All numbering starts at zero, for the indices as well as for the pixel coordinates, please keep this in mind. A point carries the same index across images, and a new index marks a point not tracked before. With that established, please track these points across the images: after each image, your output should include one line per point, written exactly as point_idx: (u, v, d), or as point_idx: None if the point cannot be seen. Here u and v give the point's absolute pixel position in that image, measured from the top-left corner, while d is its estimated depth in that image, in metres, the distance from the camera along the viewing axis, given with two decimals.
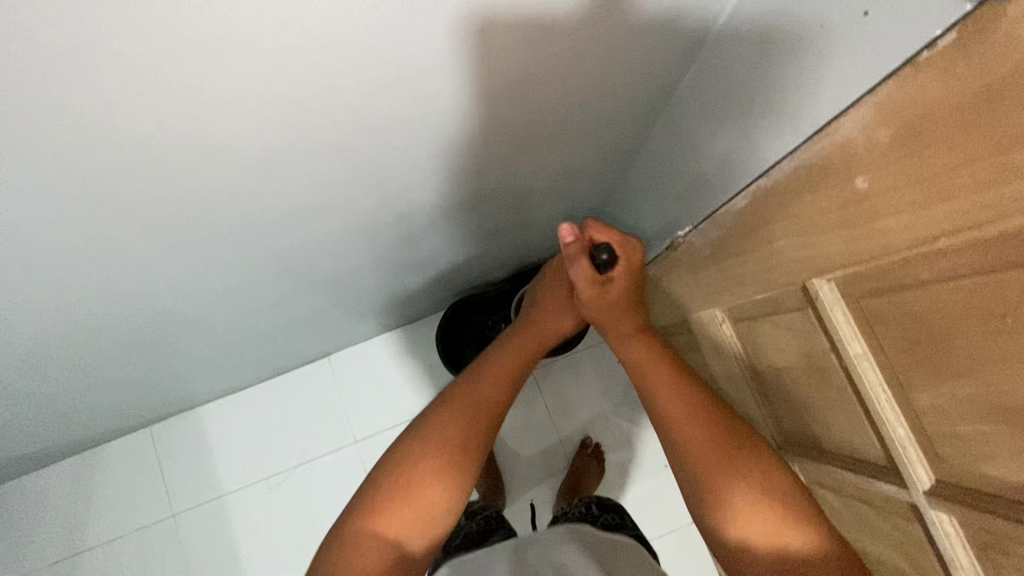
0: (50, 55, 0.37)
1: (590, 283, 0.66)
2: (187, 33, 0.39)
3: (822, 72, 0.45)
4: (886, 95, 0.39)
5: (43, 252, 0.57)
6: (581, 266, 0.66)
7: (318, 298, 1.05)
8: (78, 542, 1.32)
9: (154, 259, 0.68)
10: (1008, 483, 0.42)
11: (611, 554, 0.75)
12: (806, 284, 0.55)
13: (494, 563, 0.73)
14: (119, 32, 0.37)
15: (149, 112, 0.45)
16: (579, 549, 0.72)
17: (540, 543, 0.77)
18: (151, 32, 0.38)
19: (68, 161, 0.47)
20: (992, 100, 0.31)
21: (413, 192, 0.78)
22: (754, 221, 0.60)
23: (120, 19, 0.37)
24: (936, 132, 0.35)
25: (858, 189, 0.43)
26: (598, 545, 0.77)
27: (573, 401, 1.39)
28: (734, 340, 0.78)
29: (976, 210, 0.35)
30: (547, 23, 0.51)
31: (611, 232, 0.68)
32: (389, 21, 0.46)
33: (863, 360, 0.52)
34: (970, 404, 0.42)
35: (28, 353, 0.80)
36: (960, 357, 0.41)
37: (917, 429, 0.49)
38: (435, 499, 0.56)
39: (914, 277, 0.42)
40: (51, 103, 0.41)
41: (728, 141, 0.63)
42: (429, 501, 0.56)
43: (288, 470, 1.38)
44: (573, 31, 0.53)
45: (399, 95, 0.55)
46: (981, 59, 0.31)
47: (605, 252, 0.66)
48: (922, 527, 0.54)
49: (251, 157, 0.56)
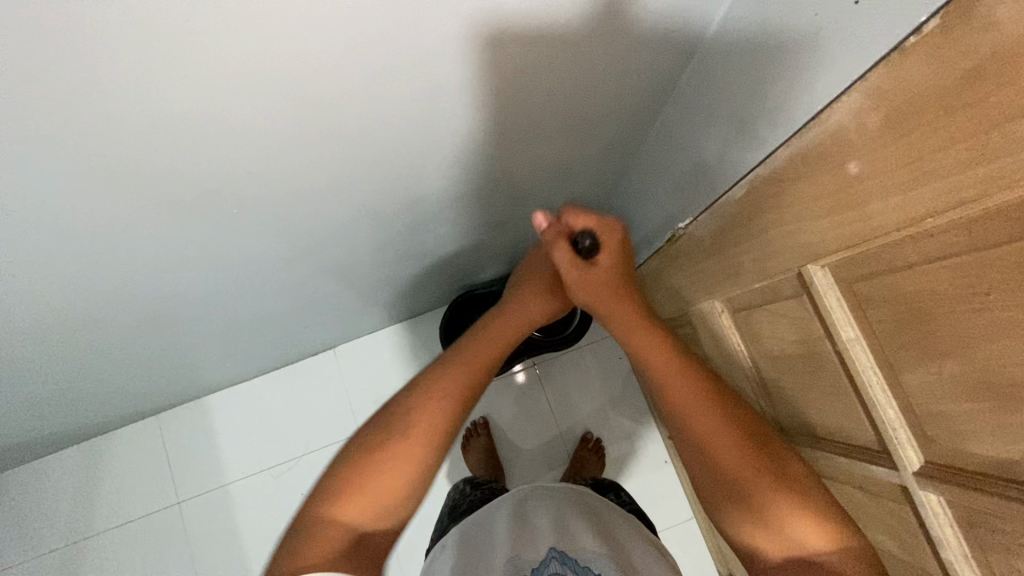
0: (88, 47, 0.40)
1: (572, 265, 0.65)
2: (215, 26, 0.42)
3: (815, 62, 0.47)
4: (876, 81, 0.40)
5: (62, 232, 0.60)
6: (561, 250, 0.65)
7: (323, 289, 1.08)
8: (86, 527, 1.35)
9: (167, 243, 0.70)
10: (995, 460, 0.43)
11: (609, 517, 0.77)
12: (801, 270, 0.56)
13: (497, 522, 0.74)
14: (150, 25, 0.40)
15: (172, 98, 0.48)
16: (580, 513, 0.74)
17: (540, 504, 0.77)
18: (180, 24, 0.41)
19: (91, 144, 0.49)
20: (974, 81, 0.33)
21: (418, 185, 0.80)
22: (751, 211, 0.62)
23: (154, 13, 0.40)
24: (922, 114, 0.37)
25: (851, 174, 0.45)
26: (598, 509, 0.78)
27: (576, 394, 1.40)
28: (732, 330, 0.79)
29: (959, 190, 0.36)
30: (555, 25, 0.54)
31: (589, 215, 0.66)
32: (400, 20, 0.48)
33: (857, 344, 0.53)
34: (957, 383, 0.43)
35: (44, 334, 0.83)
36: (947, 337, 0.43)
37: (906, 411, 0.50)
38: (394, 482, 0.58)
39: (903, 258, 0.44)
40: (77, 89, 0.43)
41: (725, 134, 0.64)
42: (385, 487, 0.58)
43: (291, 460, 1.41)
44: (576, 32, 0.56)
45: (412, 90, 0.58)
46: (963, 42, 0.33)
47: (587, 239, 0.66)
48: (913, 508, 0.55)
49: (265, 142, 0.58)
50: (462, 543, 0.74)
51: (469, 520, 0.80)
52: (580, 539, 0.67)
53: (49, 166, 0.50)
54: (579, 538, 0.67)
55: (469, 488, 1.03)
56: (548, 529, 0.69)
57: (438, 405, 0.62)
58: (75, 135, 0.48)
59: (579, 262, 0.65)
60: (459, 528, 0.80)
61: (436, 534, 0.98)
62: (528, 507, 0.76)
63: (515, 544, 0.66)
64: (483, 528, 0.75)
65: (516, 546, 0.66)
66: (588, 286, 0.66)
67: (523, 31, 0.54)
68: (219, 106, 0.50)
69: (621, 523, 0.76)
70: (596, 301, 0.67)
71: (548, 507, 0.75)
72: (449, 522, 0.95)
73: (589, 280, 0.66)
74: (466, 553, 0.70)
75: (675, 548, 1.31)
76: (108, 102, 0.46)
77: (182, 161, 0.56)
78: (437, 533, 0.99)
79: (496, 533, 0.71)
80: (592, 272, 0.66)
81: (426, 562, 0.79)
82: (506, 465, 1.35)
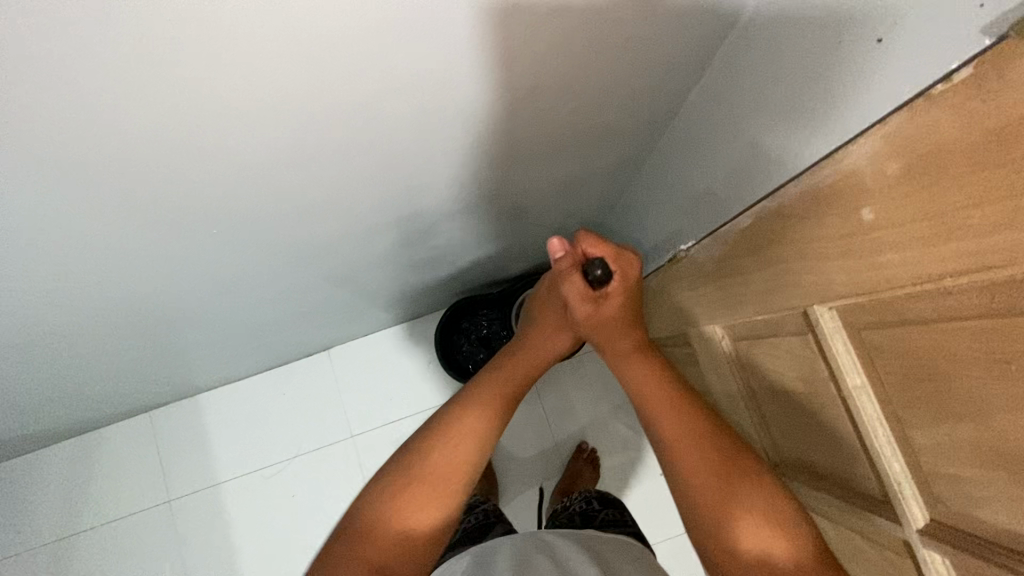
0: (56, 49, 0.37)
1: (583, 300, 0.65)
2: (197, 26, 0.39)
3: (836, 91, 0.43)
4: (897, 126, 0.37)
5: (37, 237, 0.58)
6: (574, 283, 0.65)
7: (318, 292, 1.05)
8: (76, 522, 1.34)
9: (150, 247, 0.68)
10: (1004, 530, 0.40)
11: (609, 552, 0.75)
12: (807, 309, 0.53)
13: (497, 558, 0.72)
14: (124, 24, 0.37)
15: (142, 105, 0.45)
16: (580, 551, 0.73)
17: (546, 545, 0.75)
18: (155, 22, 0.38)
19: (72, 152, 0.47)
20: (1002, 141, 0.30)
21: (416, 190, 0.78)
22: (757, 241, 0.59)
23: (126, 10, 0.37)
24: (946, 169, 0.34)
25: (864, 221, 0.42)
26: (599, 546, 0.77)
27: (574, 403, 1.38)
28: (733, 358, 0.76)
29: (983, 254, 0.33)
30: (568, 22, 0.50)
31: (605, 246, 0.64)
32: (401, 16, 0.45)
33: (862, 393, 0.50)
34: (968, 447, 0.41)
35: (28, 335, 0.81)
36: (960, 399, 0.40)
37: (912, 466, 0.48)
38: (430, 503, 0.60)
39: (916, 313, 0.41)
40: (51, 95, 0.41)
41: (735, 153, 0.61)
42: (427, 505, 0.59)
43: (284, 460, 1.39)
44: (591, 31, 0.53)
45: (413, 90, 0.55)
46: (998, 98, 0.30)
47: (599, 268, 0.63)
48: (912, 561, 0.53)
49: (251, 149, 0.56)
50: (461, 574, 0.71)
51: (473, 553, 0.78)
52: (580, 571, 0.66)
53: (19, 175, 0.48)
54: (579, 570, 0.66)
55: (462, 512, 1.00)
56: (548, 563, 0.68)
57: (451, 467, 0.61)
58: (50, 143, 0.45)
59: (588, 294, 0.65)
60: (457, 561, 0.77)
61: None
62: (534, 547, 0.74)
63: (515, 574, 0.66)
64: (484, 562, 0.73)
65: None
66: (594, 318, 0.67)
67: (533, 30, 0.51)
68: (203, 112, 0.48)
69: (622, 557, 0.75)
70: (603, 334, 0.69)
71: (553, 548, 0.74)
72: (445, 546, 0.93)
73: (596, 314, 0.67)
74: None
75: (668, 561, 1.30)
76: (85, 112, 0.43)
77: (159, 170, 0.54)
78: None
79: (496, 567, 0.69)
80: (600, 305, 0.66)
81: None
82: (501, 476, 1.33)
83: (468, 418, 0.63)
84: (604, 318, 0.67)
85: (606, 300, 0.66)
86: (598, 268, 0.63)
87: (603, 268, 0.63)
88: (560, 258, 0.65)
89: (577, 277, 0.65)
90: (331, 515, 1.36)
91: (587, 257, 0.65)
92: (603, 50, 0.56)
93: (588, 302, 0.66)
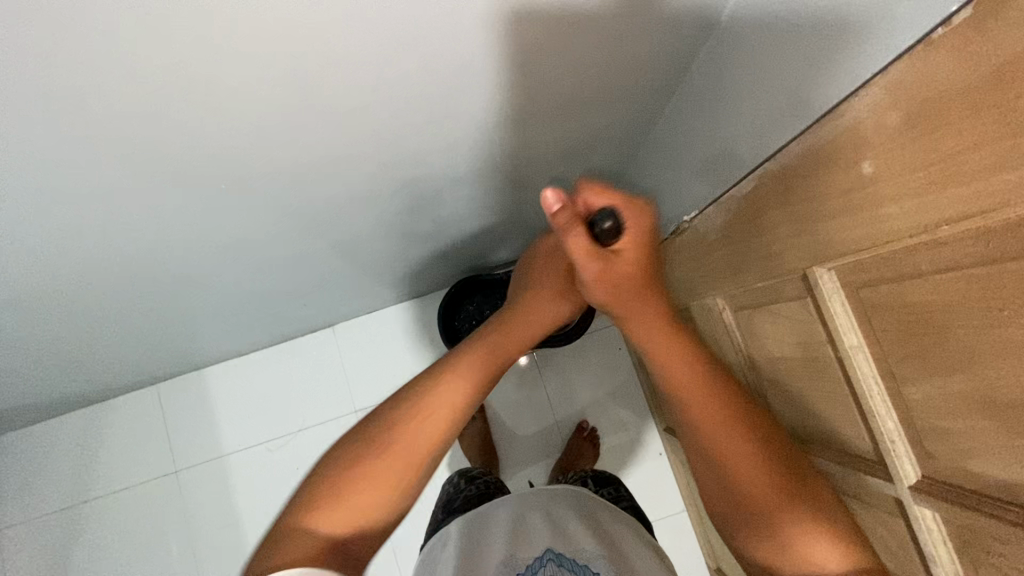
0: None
1: (589, 259, 0.53)
2: None
3: (836, 48, 0.44)
4: (898, 74, 0.38)
5: (52, 205, 0.59)
6: (576, 238, 0.53)
7: (322, 267, 1.06)
8: (85, 492, 1.37)
9: (161, 217, 0.69)
10: (995, 480, 0.41)
11: (607, 520, 0.75)
12: (806, 272, 0.54)
13: (494, 523, 0.73)
14: None
15: (150, 59, 0.44)
16: (579, 517, 0.72)
17: (540, 504, 0.75)
18: None
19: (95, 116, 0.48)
20: (1000, 82, 0.30)
21: (422, 164, 0.78)
22: (759, 206, 0.59)
23: None
24: (945, 114, 0.34)
25: (863, 174, 0.42)
26: (597, 513, 0.76)
27: (576, 383, 1.39)
28: (734, 329, 0.77)
29: (980, 198, 0.34)
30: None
31: (611, 195, 0.54)
32: (415, 6, 0.48)
33: (858, 352, 0.51)
34: (961, 399, 0.41)
35: (40, 303, 0.82)
36: (953, 351, 0.41)
37: (906, 423, 0.48)
38: (378, 484, 0.52)
39: (913, 266, 0.41)
40: (84, 59, 0.42)
41: (737, 121, 0.61)
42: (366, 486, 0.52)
43: (288, 435, 1.41)
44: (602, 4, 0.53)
45: (425, 62, 0.55)
46: (995, 38, 0.30)
47: (606, 220, 0.53)
48: (904, 520, 0.54)
49: (261, 117, 0.56)
50: (459, 540, 0.72)
51: (467, 517, 0.78)
52: (575, 533, 0.68)
53: (45, 138, 0.49)
54: (577, 538, 0.66)
55: (463, 482, 1.01)
56: (544, 527, 0.69)
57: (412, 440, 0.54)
58: (58, 101, 0.45)
59: (596, 252, 0.54)
60: (454, 527, 0.77)
61: (430, 527, 0.97)
62: (530, 508, 0.75)
63: (512, 544, 0.66)
64: (482, 527, 0.73)
65: (512, 544, 0.66)
66: (607, 279, 0.55)
67: (546, 15, 0.52)
68: (219, 80, 0.49)
69: (618, 523, 0.75)
70: (613, 299, 0.57)
71: (549, 509, 0.74)
72: (443, 515, 0.95)
73: (609, 273, 0.55)
74: (462, 549, 0.69)
75: (667, 539, 1.31)
76: (104, 73, 0.44)
77: (176, 136, 0.54)
78: (431, 528, 0.97)
79: (492, 533, 0.70)
80: (611, 262, 0.54)
81: (421, 558, 0.77)
82: (502, 452, 1.35)
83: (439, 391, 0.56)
84: (619, 277, 0.55)
85: (617, 257, 0.54)
86: (607, 220, 0.53)
87: (613, 219, 0.53)
88: (558, 214, 0.52)
89: (581, 233, 0.53)
90: None
91: (588, 209, 0.55)
92: (612, 31, 0.57)
93: (599, 261, 0.54)
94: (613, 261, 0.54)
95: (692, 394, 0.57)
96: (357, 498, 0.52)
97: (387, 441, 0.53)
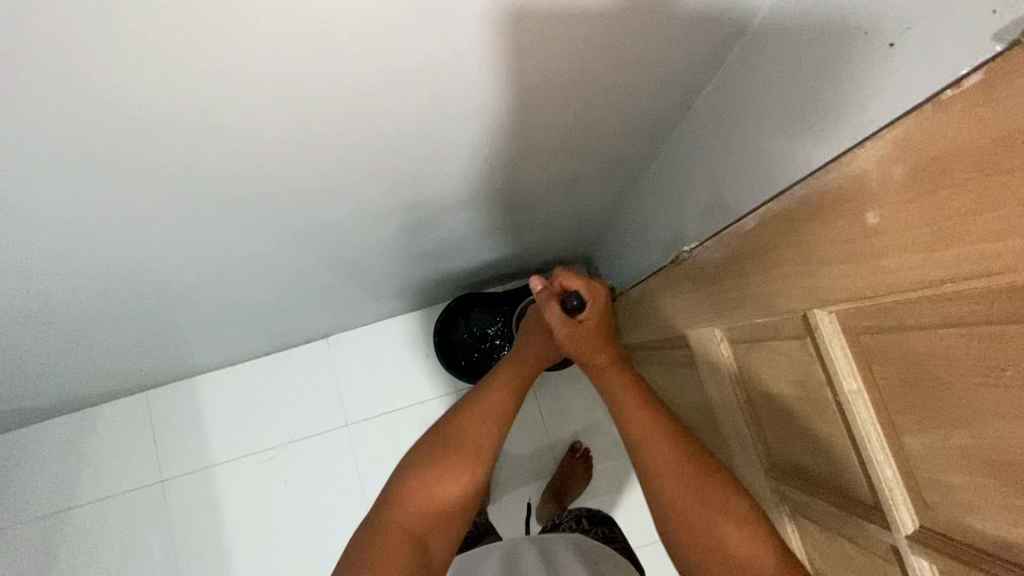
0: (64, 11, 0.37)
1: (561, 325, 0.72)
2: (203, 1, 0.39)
3: (845, 97, 0.44)
4: (905, 129, 0.38)
5: (47, 215, 0.58)
6: (553, 310, 0.73)
7: (319, 281, 1.05)
8: (68, 499, 1.34)
9: (159, 227, 0.68)
10: (991, 536, 0.41)
11: (606, 569, 0.73)
12: (807, 313, 0.54)
13: (490, 561, 0.72)
14: None
15: (136, 72, 0.43)
16: (579, 563, 0.71)
17: (540, 549, 0.75)
18: None
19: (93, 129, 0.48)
20: (1007, 148, 0.30)
21: (425, 183, 0.78)
22: (761, 243, 0.58)
23: None
24: (954, 173, 0.34)
25: (868, 225, 0.42)
26: (596, 560, 0.75)
27: (571, 404, 1.38)
28: (731, 361, 0.76)
29: (986, 259, 0.34)
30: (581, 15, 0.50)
31: (578, 278, 0.73)
32: (419, 30, 0.48)
33: (857, 397, 0.51)
34: (961, 454, 0.41)
35: (32, 309, 0.81)
36: (955, 406, 0.40)
37: (905, 472, 0.48)
38: (456, 476, 0.64)
39: (916, 319, 0.41)
40: (78, 73, 0.42)
41: (741, 157, 0.61)
42: (446, 481, 0.63)
43: (278, 446, 1.39)
44: (609, 30, 0.52)
45: (429, 81, 0.55)
46: (1006, 103, 0.30)
47: (575, 298, 0.73)
48: (900, 568, 0.53)
49: (257, 134, 0.56)
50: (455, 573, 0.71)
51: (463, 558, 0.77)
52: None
53: (43, 148, 0.48)
54: None
55: None
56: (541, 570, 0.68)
57: (475, 440, 0.66)
58: (50, 112, 0.45)
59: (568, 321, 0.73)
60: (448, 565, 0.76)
61: None
62: (528, 551, 0.74)
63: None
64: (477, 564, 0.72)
65: None
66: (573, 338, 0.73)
67: (551, 41, 0.52)
68: (217, 95, 0.48)
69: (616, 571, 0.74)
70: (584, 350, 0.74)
71: (548, 552, 0.74)
72: None
73: (576, 335, 0.73)
74: None
75: (655, 565, 1.30)
76: (103, 85, 0.44)
77: (175, 149, 0.54)
78: None
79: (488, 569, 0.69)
80: (578, 329, 0.72)
81: None
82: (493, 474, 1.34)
83: (483, 405, 0.69)
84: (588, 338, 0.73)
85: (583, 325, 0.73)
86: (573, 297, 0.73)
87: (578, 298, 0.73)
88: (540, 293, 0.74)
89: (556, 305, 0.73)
90: (322, 504, 1.36)
91: (564, 288, 0.74)
92: (615, 64, 0.58)
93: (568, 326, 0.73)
94: (580, 326, 0.72)
95: (643, 427, 0.68)
96: (433, 494, 0.63)
97: (448, 450, 0.65)
